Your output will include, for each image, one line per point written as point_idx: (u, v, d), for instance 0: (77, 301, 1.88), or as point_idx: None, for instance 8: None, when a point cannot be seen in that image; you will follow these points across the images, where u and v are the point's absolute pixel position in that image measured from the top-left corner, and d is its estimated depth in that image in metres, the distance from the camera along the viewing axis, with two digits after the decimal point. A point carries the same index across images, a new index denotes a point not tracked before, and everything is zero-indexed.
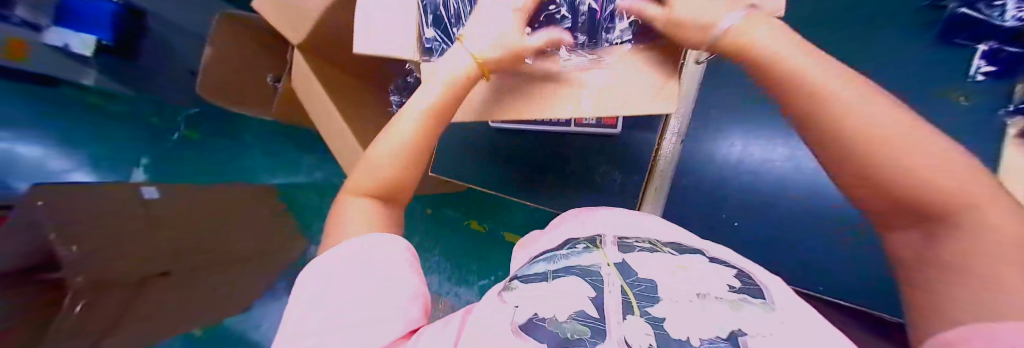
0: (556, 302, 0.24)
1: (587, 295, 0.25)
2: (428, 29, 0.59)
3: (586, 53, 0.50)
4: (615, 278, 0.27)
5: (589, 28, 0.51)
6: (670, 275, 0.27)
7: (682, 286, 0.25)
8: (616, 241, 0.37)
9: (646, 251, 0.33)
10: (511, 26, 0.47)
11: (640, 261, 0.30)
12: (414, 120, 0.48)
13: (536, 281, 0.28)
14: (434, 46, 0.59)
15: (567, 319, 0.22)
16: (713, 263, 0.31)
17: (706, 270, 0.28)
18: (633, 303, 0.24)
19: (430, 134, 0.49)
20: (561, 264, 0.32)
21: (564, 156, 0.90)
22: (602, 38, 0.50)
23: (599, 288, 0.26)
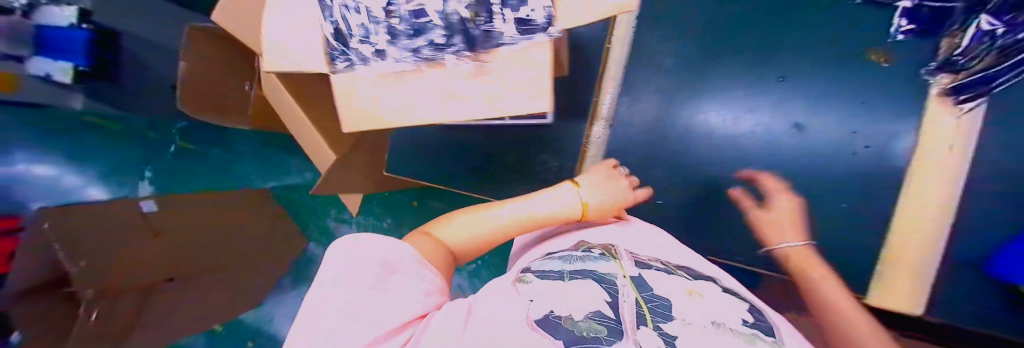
0: (574, 308, 0.25)
1: (605, 300, 0.27)
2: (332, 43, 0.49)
3: (468, 57, 0.44)
4: (630, 290, 0.29)
5: (464, 30, 0.42)
6: (687, 298, 0.29)
7: (696, 310, 0.26)
8: (632, 256, 0.39)
9: (660, 271, 0.35)
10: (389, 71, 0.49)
11: (655, 280, 0.32)
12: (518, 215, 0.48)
13: (554, 279, 0.31)
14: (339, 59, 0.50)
15: (582, 318, 0.24)
16: (728, 295, 0.31)
17: (722, 300, 0.29)
18: (648, 316, 0.25)
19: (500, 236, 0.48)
20: (579, 265, 0.34)
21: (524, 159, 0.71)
22: (489, 44, 0.43)
23: (616, 296, 0.28)
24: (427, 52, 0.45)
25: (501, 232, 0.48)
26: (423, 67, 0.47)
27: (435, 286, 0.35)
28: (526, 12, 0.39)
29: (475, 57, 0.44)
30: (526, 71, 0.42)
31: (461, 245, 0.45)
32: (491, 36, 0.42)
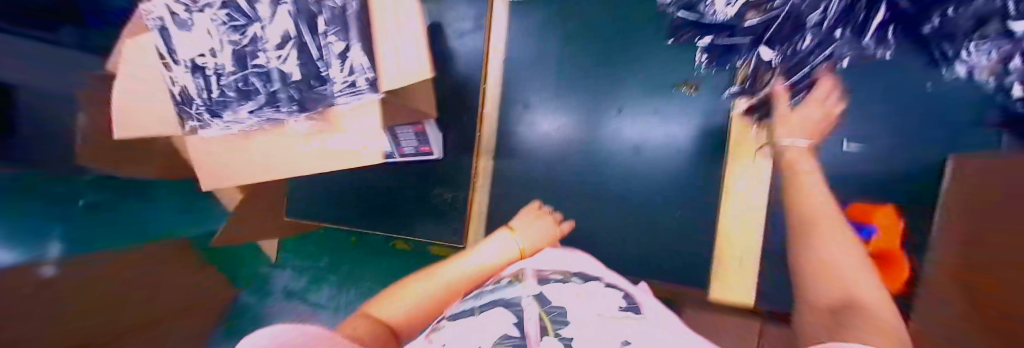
0: (477, 345, 0.21)
1: (512, 322, 0.22)
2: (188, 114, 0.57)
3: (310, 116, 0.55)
4: (534, 306, 0.25)
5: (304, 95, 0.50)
6: (577, 300, 0.26)
7: (586, 310, 0.24)
8: (535, 273, 0.35)
9: (557, 282, 0.31)
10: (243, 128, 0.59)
11: (550, 289, 0.28)
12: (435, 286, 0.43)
13: (466, 316, 0.27)
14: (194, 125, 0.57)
15: (493, 346, 0.20)
16: (610, 290, 0.30)
17: (606, 294, 0.29)
18: (547, 325, 0.22)
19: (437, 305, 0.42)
20: (487, 298, 0.29)
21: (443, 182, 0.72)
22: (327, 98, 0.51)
23: (521, 315, 0.24)
24: (272, 115, 0.55)
25: (454, 287, 0.43)
26: (313, 125, 0.56)
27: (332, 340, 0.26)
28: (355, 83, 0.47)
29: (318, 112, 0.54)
30: (374, 122, 0.51)
31: (407, 318, 0.38)
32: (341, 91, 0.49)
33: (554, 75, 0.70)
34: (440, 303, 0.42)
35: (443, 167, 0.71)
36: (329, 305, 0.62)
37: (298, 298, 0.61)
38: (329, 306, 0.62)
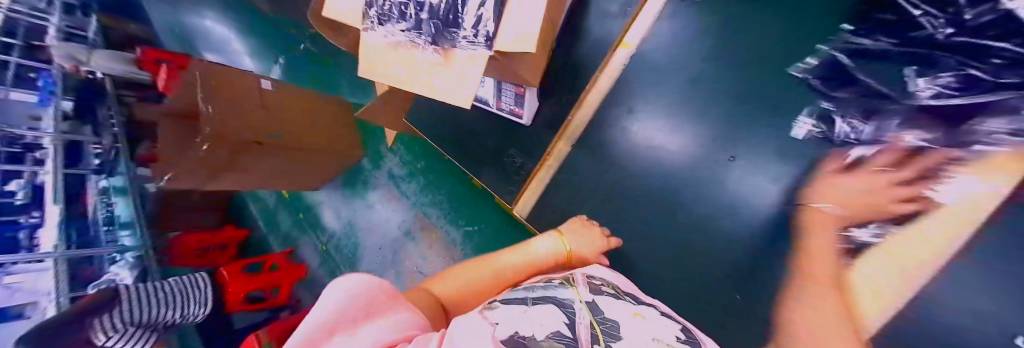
0: (536, 329, 0.22)
1: (563, 322, 0.24)
2: (376, 9, 0.38)
3: (422, 41, 0.38)
4: (585, 312, 0.26)
5: (427, 24, 0.37)
6: (630, 319, 0.27)
7: (643, 332, 0.25)
8: (586, 279, 0.34)
9: (610, 295, 0.31)
10: (365, 11, 0.39)
11: (608, 304, 0.29)
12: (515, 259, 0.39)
13: (513, 303, 0.27)
14: (374, 19, 0.39)
15: (545, 338, 0.21)
16: (671, 320, 0.29)
17: (665, 323, 0.28)
18: (598, 334, 0.24)
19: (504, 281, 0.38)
20: (536, 292, 0.30)
21: (516, 142, 0.56)
22: (449, 41, 0.37)
23: (573, 316, 0.25)
24: (401, 24, 0.38)
25: (507, 278, 0.38)
26: (437, 60, 0.38)
27: (418, 323, 0.21)
28: (467, 35, 0.35)
29: (440, 48, 0.37)
30: (469, 80, 0.37)
31: (457, 296, 0.36)
32: (464, 39, 0.36)
33: (704, 54, 0.39)
34: (473, 296, 0.36)
35: (523, 136, 0.55)
36: (411, 198, 0.84)
37: (395, 183, 0.87)
38: (412, 202, 0.83)
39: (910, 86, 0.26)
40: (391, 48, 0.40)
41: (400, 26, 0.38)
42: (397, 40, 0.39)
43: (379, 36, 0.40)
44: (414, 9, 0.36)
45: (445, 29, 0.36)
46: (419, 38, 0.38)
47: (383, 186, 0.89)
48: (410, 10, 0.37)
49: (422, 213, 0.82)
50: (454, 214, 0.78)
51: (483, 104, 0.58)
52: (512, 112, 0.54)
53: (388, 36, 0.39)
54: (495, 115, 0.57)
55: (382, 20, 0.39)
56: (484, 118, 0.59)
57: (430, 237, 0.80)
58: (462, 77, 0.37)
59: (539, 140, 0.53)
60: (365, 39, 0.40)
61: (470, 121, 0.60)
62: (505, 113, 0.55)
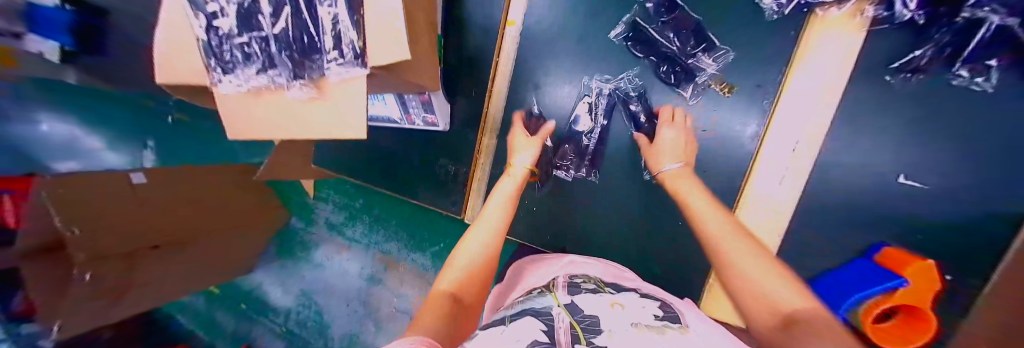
0: (510, 347, 0.18)
1: (541, 329, 0.20)
2: (218, 60, 0.33)
3: (284, 80, 0.33)
4: (565, 316, 0.22)
5: (281, 62, 0.32)
6: (611, 310, 0.23)
7: (620, 319, 0.22)
8: (566, 282, 0.31)
9: (589, 292, 0.27)
10: (207, 64, 0.34)
11: (587, 300, 0.25)
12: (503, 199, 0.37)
13: (493, 326, 0.22)
14: (221, 71, 0.34)
15: None
16: (649, 299, 0.26)
17: (647, 305, 0.25)
18: (579, 334, 0.20)
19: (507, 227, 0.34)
20: (515, 307, 0.26)
21: (444, 153, 0.53)
22: (314, 73, 0.33)
23: (552, 322, 0.22)
24: (254, 69, 0.33)
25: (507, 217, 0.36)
26: (309, 96, 0.34)
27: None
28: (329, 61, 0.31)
29: (306, 83, 0.33)
30: (351, 107, 0.33)
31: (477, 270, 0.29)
32: (327, 67, 0.32)
33: (581, 25, 0.45)
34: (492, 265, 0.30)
35: (449, 145, 0.52)
36: (363, 241, 0.78)
37: (336, 232, 0.81)
38: (366, 245, 0.77)
39: (767, 14, 0.38)
40: (257, 97, 0.36)
41: (253, 71, 0.33)
42: (259, 86, 0.35)
43: (236, 88, 0.35)
44: (260, 49, 0.32)
45: (305, 62, 0.32)
46: (280, 78, 0.33)
47: (327, 239, 0.81)
48: (257, 52, 0.32)
49: (381, 250, 0.76)
50: (415, 240, 0.73)
51: (397, 124, 0.54)
52: (430, 123, 0.51)
53: (244, 84, 0.34)
54: (413, 133, 0.54)
55: (228, 69, 0.34)
56: (403, 140, 0.55)
57: (397, 273, 0.74)
58: (340, 102, 0.33)
59: (466, 145, 0.51)
60: (220, 94, 0.36)
61: (391, 146, 0.56)
62: (423, 126, 0.52)
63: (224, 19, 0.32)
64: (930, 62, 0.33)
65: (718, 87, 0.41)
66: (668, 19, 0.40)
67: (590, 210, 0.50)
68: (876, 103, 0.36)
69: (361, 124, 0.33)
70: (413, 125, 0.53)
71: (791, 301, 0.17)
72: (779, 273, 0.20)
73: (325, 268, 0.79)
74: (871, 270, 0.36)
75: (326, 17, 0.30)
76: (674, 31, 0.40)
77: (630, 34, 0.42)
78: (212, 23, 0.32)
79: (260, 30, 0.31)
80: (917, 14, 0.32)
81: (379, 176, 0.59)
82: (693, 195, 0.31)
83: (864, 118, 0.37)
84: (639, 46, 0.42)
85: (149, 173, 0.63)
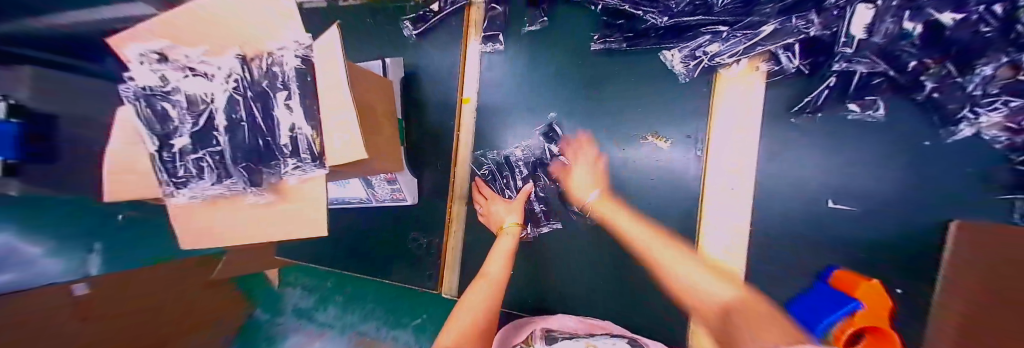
0: None
1: None
2: (170, 174, 0.33)
3: (240, 187, 0.33)
4: None
5: (238, 174, 0.33)
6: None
7: None
8: (544, 333, 0.40)
9: (567, 338, 0.38)
10: (159, 179, 0.33)
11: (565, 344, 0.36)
12: (500, 259, 0.44)
13: None
14: (174, 184, 0.34)
15: None
16: (617, 338, 0.39)
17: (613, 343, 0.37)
18: None
19: (496, 300, 0.40)
20: None
21: (412, 228, 0.53)
22: (272, 178, 0.33)
23: None
24: (209, 181, 0.33)
25: (494, 276, 0.42)
26: (268, 200, 0.34)
27: None
28: (288, 170, 0.32)
29: (264, 188, 0.33)
30: (312, 204, 0.33)
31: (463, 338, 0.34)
32: (285, 174, 0.33)
33: (532, 95, 0.50)
34: (487, 320, 0.37)
35: (418, 217, 0.53)
36: (336, 325, 0.74)
37: (306, 318, 0.76)
38: (338, 329, 0.73)
39: (679, 78, 0.44)
40: (210, 202, 0.35)
41: (207, 182, 0.33)
42: (209, 192, 0.34)
43: (187, 198, 0.34)
44: (216, 165, 0.33)
45: (259, 170, 0.33)
46: (237, 186, 0.33)
47: (297, 329, 0.76)
48: (212, 168, 0.33)
49: (358, 332, 0.71)
50: (393, 316, 0.70)
51: (366, 203, 0.54)
52: (398, 197, 0.51)
53: (195, 192, 0.34)
54: (382, 210, 0.54)
55: (181, 183, 0.34)
56: (372, 218, 0.55)
57: None
58: (300, 199, 0.34)
59: (436, 215, 0.52)
60: (174, 204, 0.35)
61: (360, 225, 0.56)
62: (392, 202, 0.52)
63: (178, 137, 0.32)
64: (828, 100, 0.39)
65: (653, 138, 0.46)
66: (576, 108, 0.48)
67: (563, 264, 0.50)
68: (794, 140, 0.41)
69: (321, 222, 0.33)
70: (381, 203, 0.53)
71: (720, 292, 0.32)
72: (685, 256, 0.38)
73: None
74: (827, 291, 0.37)
75: (283, 134, 0.32)
76: (613, 97, 0.47)
77: (575, 101, 0.48)
78: (165, 141, 0.33)
79: (215, 144, 0.32)
80: (802, 65, 0.39)
81: (351, 257, 0.57)
82: (619, 220, 0.45)
83: (785, 151, 0.42)
84: (551, 142, 0.50)
85: (95, 281, 0.54)
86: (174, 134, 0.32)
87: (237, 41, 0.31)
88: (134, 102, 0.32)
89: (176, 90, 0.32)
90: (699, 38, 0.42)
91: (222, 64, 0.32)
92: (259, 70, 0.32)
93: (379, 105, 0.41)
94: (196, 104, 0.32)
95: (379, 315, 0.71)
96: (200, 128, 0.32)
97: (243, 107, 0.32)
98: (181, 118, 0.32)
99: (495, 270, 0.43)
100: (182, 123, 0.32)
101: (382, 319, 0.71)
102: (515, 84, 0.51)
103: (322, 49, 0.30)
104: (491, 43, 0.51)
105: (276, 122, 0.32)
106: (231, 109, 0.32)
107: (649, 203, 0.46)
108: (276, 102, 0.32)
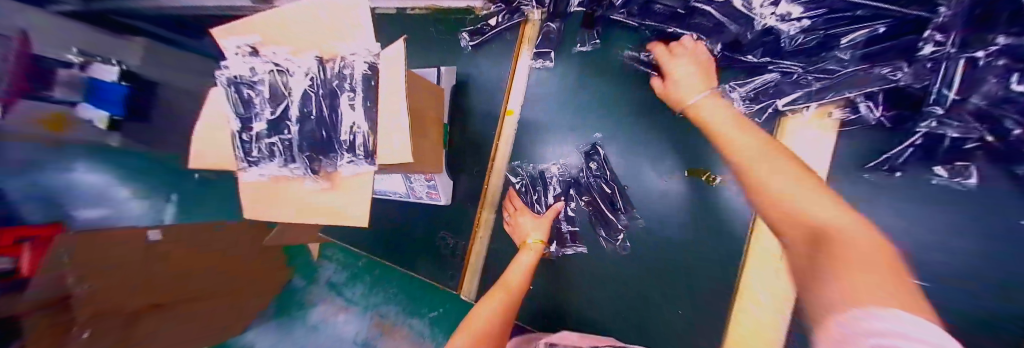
0: None
1: None
2: (245, 153, 0.38)
3: (300, 172, 0.37)
4: None
5: (300, 160, 0.36)
6: None
7: None
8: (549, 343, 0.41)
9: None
10: (237, 156, 0.38)
11: None
12: (520, 272, 0.45)
13: None
14: (247, 162, 0.38)
15: None
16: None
17: None
18: None
19: (509, 312, 0.40)
20: None
21: (443, 228, 0.55)
22: (327, 168, 0.37)
23: None
24: (276, 163, 0.37)
25: (512, 286, 0.43)
26: (322, 187, 0.37)
27: None
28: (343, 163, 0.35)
29: (320, 176, 0.37)
30: (359, 198, 0.36)
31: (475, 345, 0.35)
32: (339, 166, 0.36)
33: (575, 115, 0.50)
34: (501, 324, 0.38)
35: (450, 219, 0.55)
36: (360, 303, 0.78)
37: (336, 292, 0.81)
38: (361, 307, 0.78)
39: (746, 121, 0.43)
40: (273, 182, 0.39)
41: (274, 164, 0.37)
42: (275, 174, 0.38)
43: (256, 176, 0.39)
44: (283, 150, 0.36)
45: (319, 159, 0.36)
46: (298, 171, 0.37)
47: (326, 300, 0.81)
48: (279, 152, 0.37)
49: (378, 313, 0.76)
50: (413, 304, 0.73)
51: (404, 198, 0.58)
52: (434, 197, 0.54)
53: (262, 170, 0.38)
54: (418, 206, 0.57)
55: (252, 162, 0.38)
56: (407, 212, 0.58)
57: (393, 338, 0.73)
58: (349, 190, 0.37)
59: (466, 219, 0.54)
60: (243, 179, 0.39)
61: (395, 217, 0.59)
62: (428, 200, 0.55)
63: (257, 122, 0.36)
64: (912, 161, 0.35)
65: (703, 175, 0.42)
66: (618, 132, 0.48)
67: (585, 286, 0.50)
68: (857, 197, 0.38)
69: (363, 215, 0.36)
70: (418, 200, 0.56)
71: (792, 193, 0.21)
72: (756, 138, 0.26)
73: (321, 331, 0.78)
74: None
75: (342, 129, 0.35)
76: (659, 128, 0.45)
77: (619, 125, 0.48)
78: (246, 124, 0.37)
79: (286, 132, 0.36)
80: (882, 118, 0.35)
81: (382, 244, 0.61)
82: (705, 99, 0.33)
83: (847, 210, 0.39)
84: (592, 163, 0.49)
85: (164, 230, 0.61)
86: (253, 118, 0.37)
87: (314, 41, 0.35)
88: (225, 87, 0.37)
89: (260, 80, 0.36)
90: (767, 80, 0.40)
91: (299, 60, 0.35)
92: (330, 68, 0.35)
93: (430, 111, 0.43)
94: (273, 93, 0.36)
95: (399, 301, 0.75)
96: (275, 115, 0.36)
97: (312, 101, 0.35)
98: (260, 105, 0.36)
99: (514, 281, 0.44)
100: (261, 109, 0.36)
101: (402, 305, 0.74)
102: (560, 102, 0.51)
103: (390, 57, 0.33)
104: (542, 61, 0.52)
105: (337, 118, 0.35)
106: (302, 102, 0.35)
107: (683, 241, 0.44)
108: (339, 99, 0.34)
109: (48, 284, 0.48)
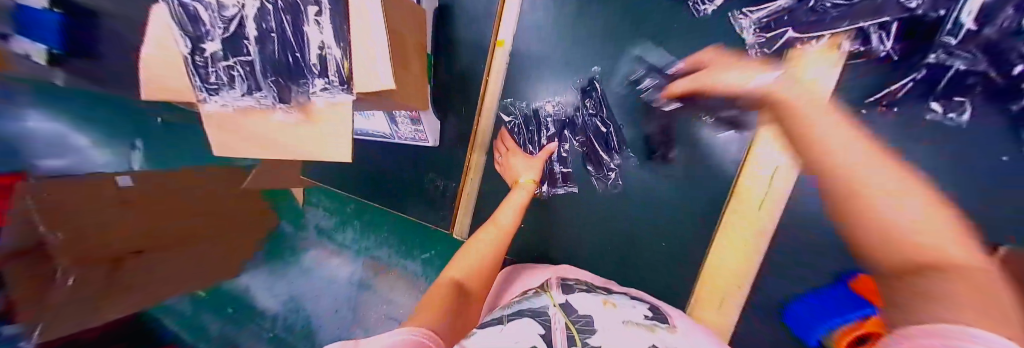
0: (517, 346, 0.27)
1: (539, 332, 0.29)
2: (200, 80, 0.33)
3: (268, 102, 0.34)
4: (562, 317, 0.33)
5: (266, 87, 0.33)
6: (605, 308, 0.35)
7: (610, 319, 0.32)
8: (559, 283, 0.41)
9: (584, 291, 0.38)
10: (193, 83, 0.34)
11: (580, 300, 0.36)
12: (512, 212, 0.44)
13: (493, 326, 0.31)
14: (204, 90, 0.34)
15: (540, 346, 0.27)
16: (640, 301, 0.39)
17: (632, 305, 0.37)
18: (575, 334, 0.30)
19: (502, 249, 0.40)
20: (510, 309, 0.35)
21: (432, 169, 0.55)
22: (298, 97, 0.33)
23: (548, 324, 0.31)
24: (239, 91, 0.34)
25: (505, 226, 0.43)
26: (295, 119, 0.35)
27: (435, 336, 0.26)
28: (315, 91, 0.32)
29: (291, 107, 0.34)
30: (338, 131, 0.33)
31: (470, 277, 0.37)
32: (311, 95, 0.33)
33: (571, 49, 0.47)
34: (492, 262, 0.39)
35: (438, 160, 0.54)
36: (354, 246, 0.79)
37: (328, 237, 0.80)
38: (355, 250, 0.78)
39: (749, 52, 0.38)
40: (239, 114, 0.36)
41: (237, 93, 0.34)
42: (241, 105, 0.35)
43: (218, 106, 0.35)
44: (245, 76, 0.33)
45: (287, 87, 0.33)
46: (266, 101, 0.34)
47: (317, 244, 0.79)
48: (240, 78, 0.33)
49: (372, 256, 0.77)
50: (406, 245, 0.75)
51: (390, 139, 0.56)
52: (421, 138, 0.52)
53: (225, 100, 0.34)
54: (405, 148, 0.55)
55: (212, 90, 0.34)
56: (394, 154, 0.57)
57: (388, 277, 0.74)
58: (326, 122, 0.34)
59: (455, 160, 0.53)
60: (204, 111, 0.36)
61: (382, 159, 0.58)
62: (415, 141, 0.53)
63: (209, 42, 0.32)
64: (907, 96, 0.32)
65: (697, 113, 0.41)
66: (616, 68, 0.45)
67: (574, 224, 0.52)
68: None
69: (345, 149, 0.33)
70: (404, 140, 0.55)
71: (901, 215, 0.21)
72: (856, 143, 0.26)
73: (315, 273, 0.75)
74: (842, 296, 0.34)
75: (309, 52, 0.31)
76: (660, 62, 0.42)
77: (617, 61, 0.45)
78: (196, 44, 0.32)
79: (245, 54, 0.31)
80: (892, 50, 0.32)
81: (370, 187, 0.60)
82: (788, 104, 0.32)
83: None
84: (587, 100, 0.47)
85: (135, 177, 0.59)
86: (203, 38, 0.32)
87: None
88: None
89: None
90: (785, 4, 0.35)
91: None
92: None
93: (411, 37, 0.39)
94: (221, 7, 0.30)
95: (393, 243, 0.76)
96: (228, 34, 0.31)
97: (269, 16, 0.30)
98: (209, 21, 0.31)
99: (505, 220, 0.43)
100: (210, 26, 0.31)
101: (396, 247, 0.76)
102: (556, 34, 0.47)
103: None
104: None
105: (302, 38, 0.30)
106: (258, 18, 0.30)
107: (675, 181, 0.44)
108: (302, 14, 0.30)
109: (21, 232, 0.47)
